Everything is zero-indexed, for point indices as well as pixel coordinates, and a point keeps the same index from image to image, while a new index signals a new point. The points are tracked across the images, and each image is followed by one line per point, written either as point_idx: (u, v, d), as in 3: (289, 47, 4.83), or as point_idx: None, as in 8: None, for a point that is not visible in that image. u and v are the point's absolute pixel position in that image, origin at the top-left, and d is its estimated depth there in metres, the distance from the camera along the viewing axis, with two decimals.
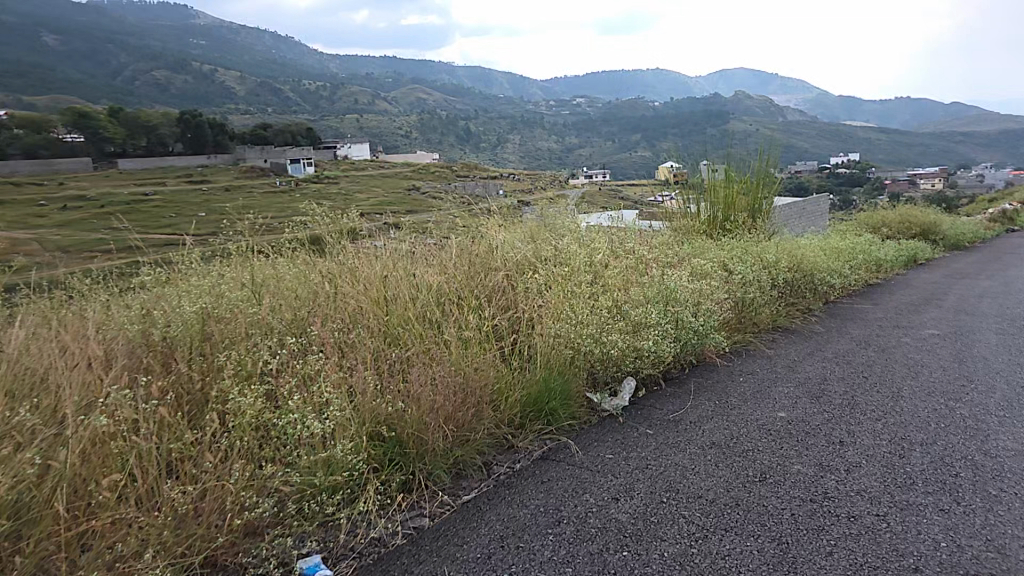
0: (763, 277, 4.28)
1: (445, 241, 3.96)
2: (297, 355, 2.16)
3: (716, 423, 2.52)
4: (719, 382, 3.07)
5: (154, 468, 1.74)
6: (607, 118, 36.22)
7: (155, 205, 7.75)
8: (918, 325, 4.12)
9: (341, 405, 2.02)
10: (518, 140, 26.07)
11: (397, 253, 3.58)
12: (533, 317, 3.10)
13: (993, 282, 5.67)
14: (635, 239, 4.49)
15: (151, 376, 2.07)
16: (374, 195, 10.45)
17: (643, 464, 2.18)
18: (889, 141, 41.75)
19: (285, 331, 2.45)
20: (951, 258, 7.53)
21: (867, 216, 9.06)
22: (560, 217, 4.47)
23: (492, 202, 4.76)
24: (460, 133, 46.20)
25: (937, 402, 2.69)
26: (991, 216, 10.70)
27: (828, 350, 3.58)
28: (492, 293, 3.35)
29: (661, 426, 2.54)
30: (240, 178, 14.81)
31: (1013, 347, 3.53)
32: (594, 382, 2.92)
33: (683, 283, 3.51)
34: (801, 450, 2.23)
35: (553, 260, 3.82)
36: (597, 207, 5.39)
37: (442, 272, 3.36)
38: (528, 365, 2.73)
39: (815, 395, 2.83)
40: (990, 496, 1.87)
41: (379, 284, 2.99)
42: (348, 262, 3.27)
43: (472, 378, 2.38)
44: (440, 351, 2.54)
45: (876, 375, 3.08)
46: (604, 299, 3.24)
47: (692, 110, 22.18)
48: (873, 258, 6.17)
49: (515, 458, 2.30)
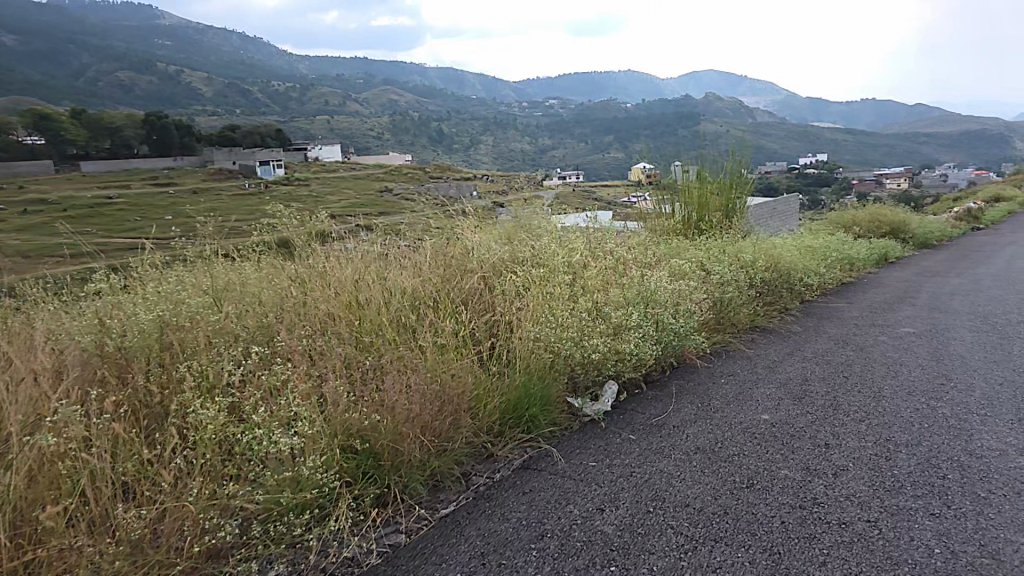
0: (740, 277, 4.26)
1: (419, 243, 3.86)
2: (263, 365, 2.04)
3: (700, 427, 2.47)
4: (700, 384, 3.01)
5: (107, 490, 1.62)
6: (580, 119, 36.35)
7: (118, 208, 7.52)
8: (894, 324, 4.14)
9: (310, 417, 1.91)
10: (491, 142, 26.01)
11: (370, 256, 3.47)
12: (511, 320, 3.02)
13: (962, 280, 5.74)
14: (612, 239, 4.45)
15: (105, 389, 1.94)
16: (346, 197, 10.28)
17: (628, 472, 2.11)
18: (855, 142, 42.60)
19: (250, 340, 2.33)
20: (920, 256, 7.64)
21: (837, 215, 9.17)
22: (536, 218, 4.40)
23: (466, 202, 4.68)
24: (434, 135, 46.02)
25: (918, 401, 2.67)
26: (957, 215, 10.91)
27: (808, 350, 3.56)
28: (469, 296, 3.26)
29: (644, 431, 2.47)
30: (208, 181, 14.51)
31: (988, 345, 3.54)
32: (574, 387, 2.84)
33: (662, 284, 3.46)
34: (787, 453, 2.19)
35: (530, 262, 3.74)
36: (572, 208, 5.34)
37: (418, 275, 3.26)
38: (507, 370, 2.64)
39: (798, 396, 2.80)
40: (979, 499, 1.84)
41: (351, 289, 2.88)
42: (319, 266, 3.16)
43: (449, 385, 2.29)
44: (415, 357, 2.44)
45: (856, 375, 3.06)
46: (583, 302, 3.18)
47: (664, 112, 22.38)
48: (846, 257, 6.22)
49: (494, 468, 2.21)
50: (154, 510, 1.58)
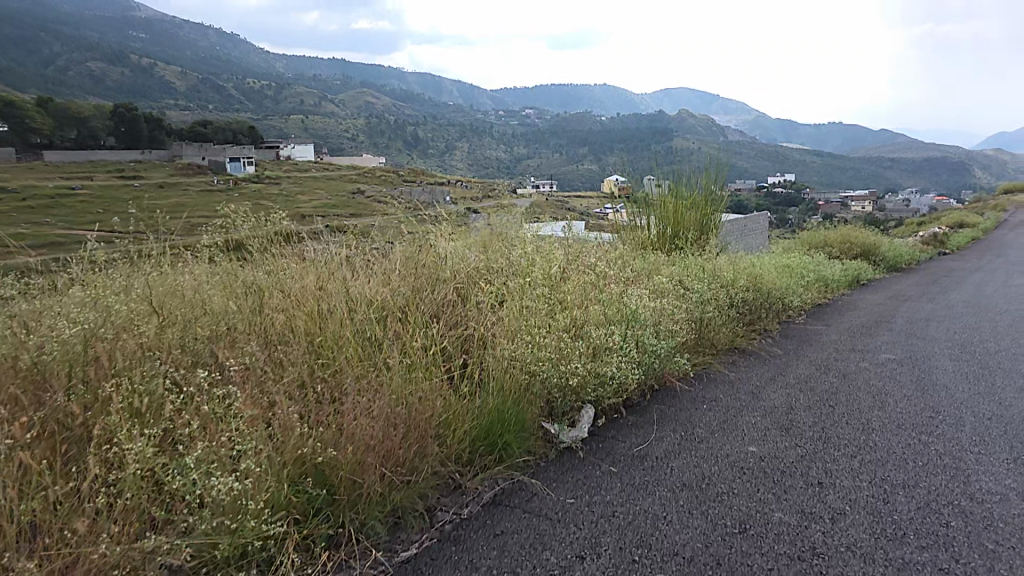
0: (721, 296, 4.13)
1: (389, 248, 3.64)
2: (206, 384, 1.83)
3: (685, 460, 2.30)
4: (683, 411, 2.85)
5: (8, 529, 1.35)
6: (555, 131, 36.54)
7: (76, 198, 7.19)
8: (874, 349, 4.06)
9: (257, 445, 1.69)
10: (466, 150, 25.96)
11: (336, 260, 3.24)
12: (485, 336, 2.83)
13: (935, 305, 5.74)
14: (589, 252, 4.30)
15: (17, 407, 1.67)
16: (316, 196, 10.01)
17: (609, 511, 1.93)
18: (823, 164, 43.55)
19: (193, 357, 2.10)
20: (890, 279, 7.67)
21: (810, 234, 9.21)
22: (511, 226, 4.23)
23: (439, 208, 4.48)
24: (408, 139, 45.82)
25: (909, 436, 2.54)
26: (924, 240, 11.06)
27: (790, 375, 3.43)
28: (440, 308, 3.06)
29: (626, 462, 2.30)
30: (175, 177, 14.10)
31: (970, 375, 3.46)
32: (551, 412, 2.65)
33: (644, 304, 3.31)
34: (779, 493, 2.03)
35: (506, 272, 3.56)
36: (548, 217, 5.19)
37: (386, 284, 3.05)
38: (480, 390, 2.45)
39: (784, 426, 2.66)
40: (988, 552, 1.70)
41: (312, 298, 2.66)
42: (279, 273, 2.93)
43: (415, 410, 2.10)
44: (380, 377, 2.24)
45: (842, 405, 2.93)
46: (562, 318, 3.00)
47: (639, 128, 22.63)
48: (821, 278, 6.18)
49: (463, 502, 2.01)
50: (64, 556, 1.32)
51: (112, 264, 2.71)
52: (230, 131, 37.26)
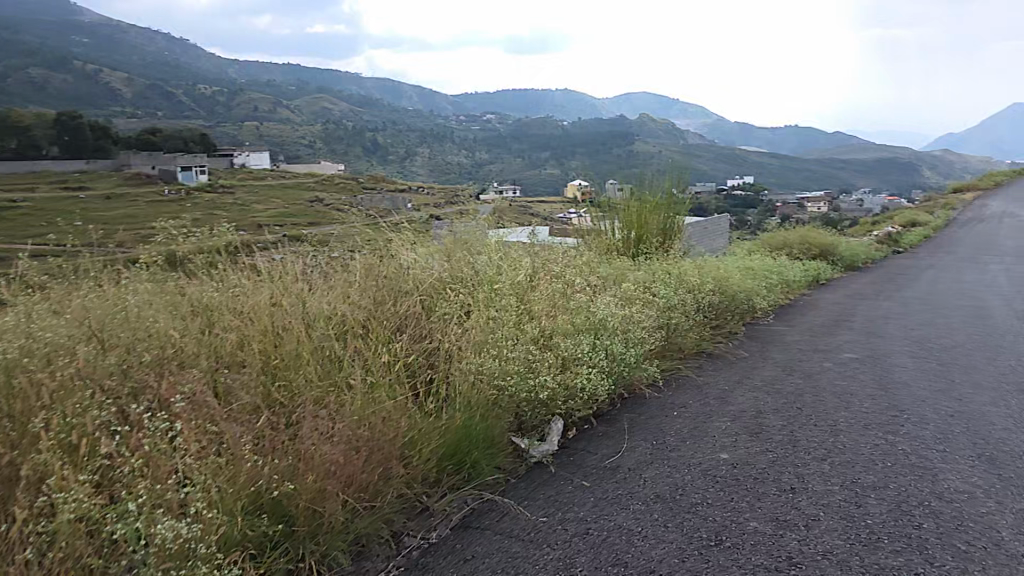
0: (687, 300, 4.14)
1: (350, 259, 3.55)
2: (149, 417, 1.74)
3: (657, 470, 2.27)
4: (654, 419, 2.82)
5: None
6: (517, 136, 36.60)
7: (18, 211, 6.87)
8: (836, 349, 4.11)
9: (206, 481, 1.62)
10: (429, 156, 25.79)
11: (293, 272, 3.14)
12: (449, 348, 2.77)
13: (893, 303, 5.87)
14: (554, 258, 4.26)
15: None
16: (273, 206, 9.78)
17: (583, 528, 1.88)
18: (779, 166, 44.56)
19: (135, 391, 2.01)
20: (848, 278, 7.84)
21: (769, 235, 9.36)
22: (473, 234, 4.17)
23: (400, 216, 4.39)
24: (369, 146, 45.37)
25: (876, 436, 2.55)
26: (878, 239, 11.34)
27: (757, 378, 3.44)
28: (402, 320, 2.99)
29: (597, 475, 2.26)
30: (126, 188, 13.65)
31: (930, 372, 3.52)
32: (520, 425, 2.59)
33: (612, 312, 3.28)
34: (753, 502, 2.01)
35: (471, 281, 3.50)
36: (512, 222, 5.14)
37: (346, 298, 2.96)
38: (446, 406, 2.39)
39: (753, 430, 2.65)
40: (960, 553, 1.70)
41: (266, 317, 2.57)
42: (232, 290, 2.83)
43: (378, 430, 2.04)
44: (340, 399, 2.18)
45: (809, 406, 2.94)
46: (528, 328, 2.95)
47: (599, 132, 22.77)
48: (782, 279, 6.27)
49: (430, 526, 1.95)
50: None
51: (47, 287, 2.57)
52: (183, 140, 36.34)
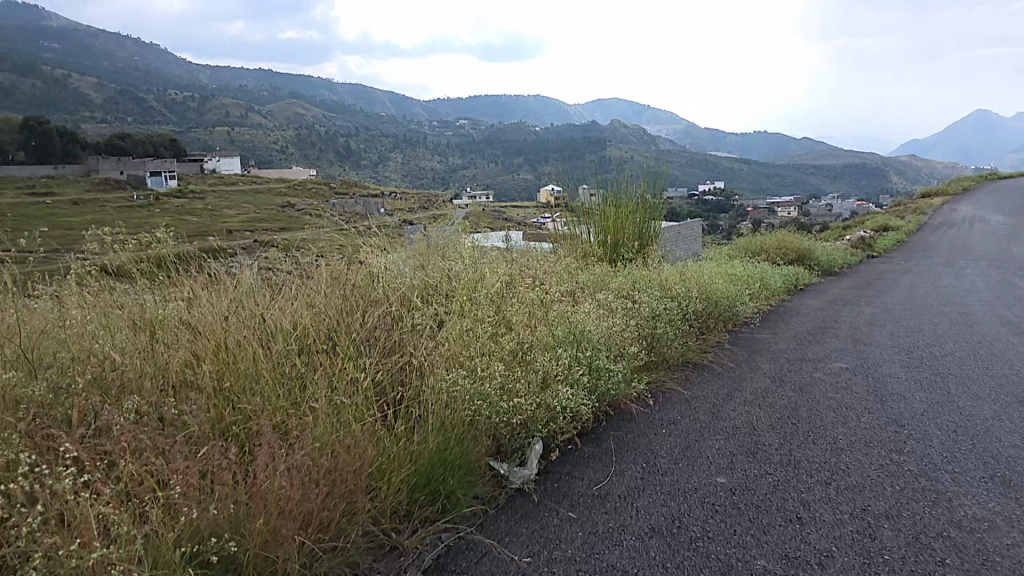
0: (671, 308, 3.97)
1: (315, 265, 3.32)
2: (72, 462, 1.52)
3: (651, 498, 2.06)
4: (642, 438, 2.62)
5: None
6: (490, 142, 36.53)
7: None
8: (825, 358, 3.97)
9: (130, 532, 1.40)
10: (400, 163, 25.59)
11: (251, 282, 2.91)
12: (421, 363, 2.56)
13: (875, 309, 5.77)
14: (531, 264, 4.07)
15: None
16: (238, 211, 9.46)
17: (573, 571, 1.67)
18: (749, 172, 45.12)
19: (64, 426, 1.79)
20: (827, 283, 7.77)
21: (746, 241, 9.29)
22: (445, 240, 3.95)
23: (370, 221, 4.16)
24: (340, 152, 44.97)
25: (879, 455, 2.39)
26: (852, 243, 11.35)
27: (747, 391, 3.26)
28: (371, 332, 2.76)
29: (586, 505, 2.04)
30: (86, 194, 13.30)
31: (925, 383, 3.38)
32: (499, 448, 2.36)
33: (594, 322, 3.07)
34: (759, 535, 1.81)
35: (445, 291, 3.31)
36: (485, 227, 4.94)
37: (308, 310, 2.73)
38: (417, 426, 2.17)
39: (750, 449, 2.46)
40: None
41: (217, 332, 2.35)
42: (184, 303, 2.60)
43: (342, 455, 1.81)
44: (300, 424, 1.96)
45: (805, 422, 2.77)
46: (506, 341, 2.74)
47: (572, 139, 22.76)
48: (762, 284, 6.15)
49: (400, 567, 1.71)
50: None
51: None
52: (149, 144, 35.58)
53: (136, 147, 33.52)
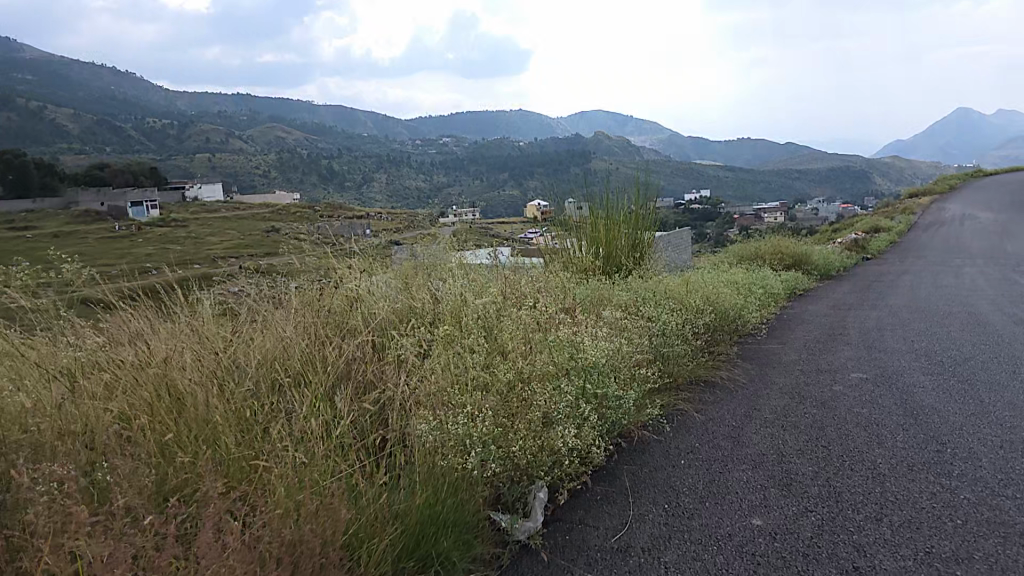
0: (676, 321, 3.69)
1: (285, 295, 3.03)
2: None
3: (680, 550, 1.77)
4: (659, 473, 2.34)
5: None
6: (476, 159, 36.50)
7: None
8: (842, 368, 3.71)
9: None
10: (386, 181, 25.39)
11: (210, 317, 2.61)
12: (405, 400, 2.26)
13: (882, 313, 5.53)
14: (524, 281, 3.79)
15: None
16: (221, 237, 9.17)
17: None
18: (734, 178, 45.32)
19: None
20: (826, 286, 7.57)
21: (741, 247, 9.06)
22: (430, 262, 3.68)
23: (352, 242, 3.88)
24: (325, 176, 44.81)
25: (928, 482, 2.12)
26: (846, 245, 11.19)
27: (766, 410, 2.98)
28: (348, 366, 2.46)
29: (604, 562, 1.75)
30: (66, 226, 13.03)
31: (955, 393, 3.11)
32: (499, 498, 2.06)
33: (597, 342, 2.79)
34: None
35: (429, 315, 3.02)
36: (473, 243, 4.65)
37: (275, 343, 2.42)
38: (401, 477, 1.86)
39: (782, 481, 2.18)
40: None
41: (164, 381, 2.04)
42: (130, 348, 2.29)
43: (308, 520, 1.50)
44: (259, 487, 1.64)
45: (837, 444, 2.50)
46: (500, 370, 2.45)
47: (557, 152, 22.70)
48: (765, 291, 5.90)
49: None
50: None
51: None
52: (132, 175, 35.31)
53: (121, 177, 33.32)
